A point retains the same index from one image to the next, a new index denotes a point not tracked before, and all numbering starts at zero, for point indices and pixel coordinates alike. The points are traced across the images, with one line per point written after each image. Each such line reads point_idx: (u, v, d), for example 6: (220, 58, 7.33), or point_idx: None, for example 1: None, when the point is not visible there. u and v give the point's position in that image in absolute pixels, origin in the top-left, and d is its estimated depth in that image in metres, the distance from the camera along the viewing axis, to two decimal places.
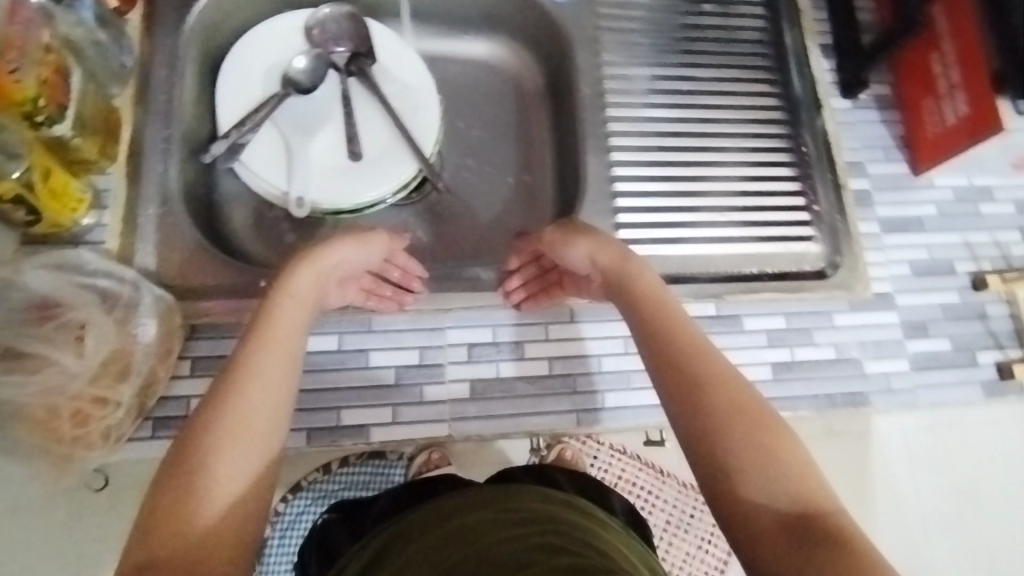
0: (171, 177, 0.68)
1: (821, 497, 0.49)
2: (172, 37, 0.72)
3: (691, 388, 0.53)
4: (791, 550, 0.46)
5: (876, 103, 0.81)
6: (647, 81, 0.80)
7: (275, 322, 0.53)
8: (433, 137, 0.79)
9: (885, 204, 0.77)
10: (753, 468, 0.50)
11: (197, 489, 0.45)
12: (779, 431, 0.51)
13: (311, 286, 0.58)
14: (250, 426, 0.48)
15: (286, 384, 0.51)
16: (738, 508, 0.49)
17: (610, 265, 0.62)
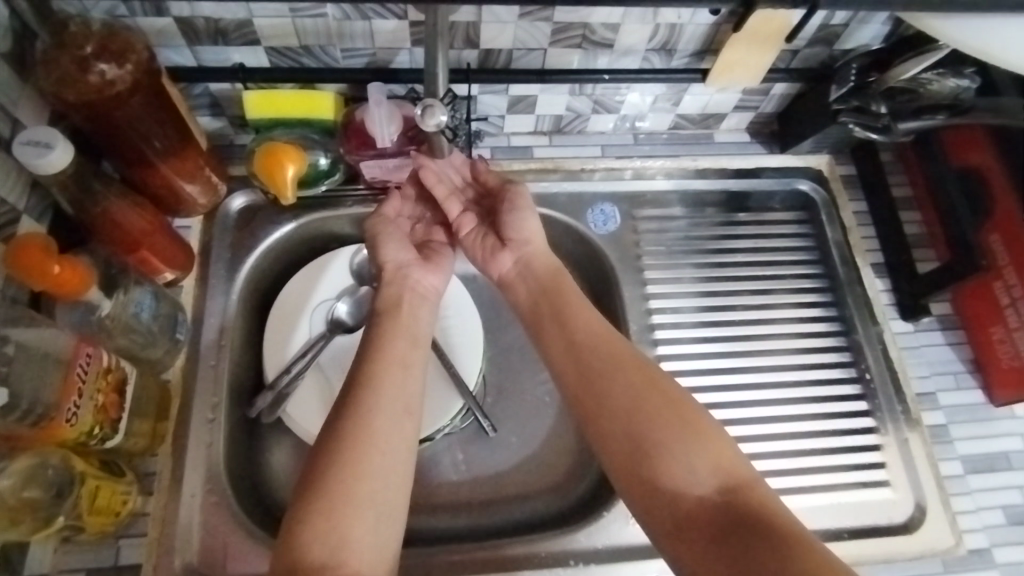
0: (217, 450, 0.66)
1: (739, 471, 0.52)
2: (220, 297, 0.72)
3: (609, 394, 0.57)
4: (715, 533, 0.49)
5: (941, 322, 0.77)
6: (694, 311, 0.78)
7: (392, 336, 0.60)
8: (477, 369, 0.76)
9: (964, 442, 0.71)
10: (668, 450, 0.53)
11: (354, 475, 0.51)
12: (694, 413, 0.55)
13: (404, 294, 0.64)
14: (384, 423, 0.54)
15: (410, 396, 0.56)
16: (660, 496, 0.52)
17: (540, 271, 0.66)
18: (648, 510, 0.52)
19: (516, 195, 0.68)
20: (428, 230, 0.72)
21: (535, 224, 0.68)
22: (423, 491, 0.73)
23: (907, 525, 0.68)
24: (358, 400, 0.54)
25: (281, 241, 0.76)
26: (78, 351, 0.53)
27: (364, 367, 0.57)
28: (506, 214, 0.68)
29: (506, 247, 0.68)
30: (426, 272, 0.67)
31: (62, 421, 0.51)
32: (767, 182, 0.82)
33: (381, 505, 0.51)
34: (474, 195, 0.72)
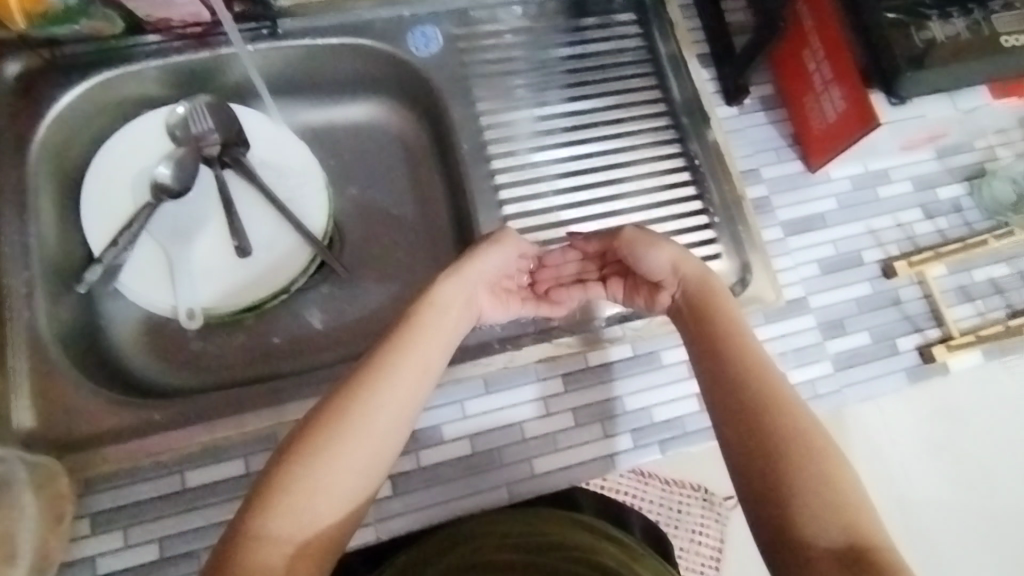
0: (40, 319, 0.64)
1: (873, 533, 0.48)
2: (14, 170, 0.67)
3: (751, 370, 0.55)
4: (844, 573, 0.46)
5: (762, 103, 0.80)
6: (530, 124, 0.78)
7: (419, 339, 0.55)
8: (323, 217, 0.75)
9: (783, 209, 0.76)
10: (805, 487, 0.50)
11: (330, 478, 0.49)
12: (838, 466, 0.51)
13: (456, 301, 0.59)
14: (371, 436, 0.51)
15: (400, 426, 0.52)
16: (792, 524, 0.49)
17: (692, 296, 0.61)
18: (769, 525, 0.50)
19: (638, 231, 0.63)
20: (528, 289, 0.68)
21: (671, 255, 0.62)
22: (284, 336, 0.74)
23: (733, 287, 0.74)
24: (357, 411, 0.51)
25: (79, 104, 0.71)
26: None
27: (371, 363, 0.53)
28: (629, 258, 0.64)
29: (659, 287, 0.64)
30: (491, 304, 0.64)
31: None
32: None
33: (339, 517, 0.49)
34: (595, 263, 0.68)
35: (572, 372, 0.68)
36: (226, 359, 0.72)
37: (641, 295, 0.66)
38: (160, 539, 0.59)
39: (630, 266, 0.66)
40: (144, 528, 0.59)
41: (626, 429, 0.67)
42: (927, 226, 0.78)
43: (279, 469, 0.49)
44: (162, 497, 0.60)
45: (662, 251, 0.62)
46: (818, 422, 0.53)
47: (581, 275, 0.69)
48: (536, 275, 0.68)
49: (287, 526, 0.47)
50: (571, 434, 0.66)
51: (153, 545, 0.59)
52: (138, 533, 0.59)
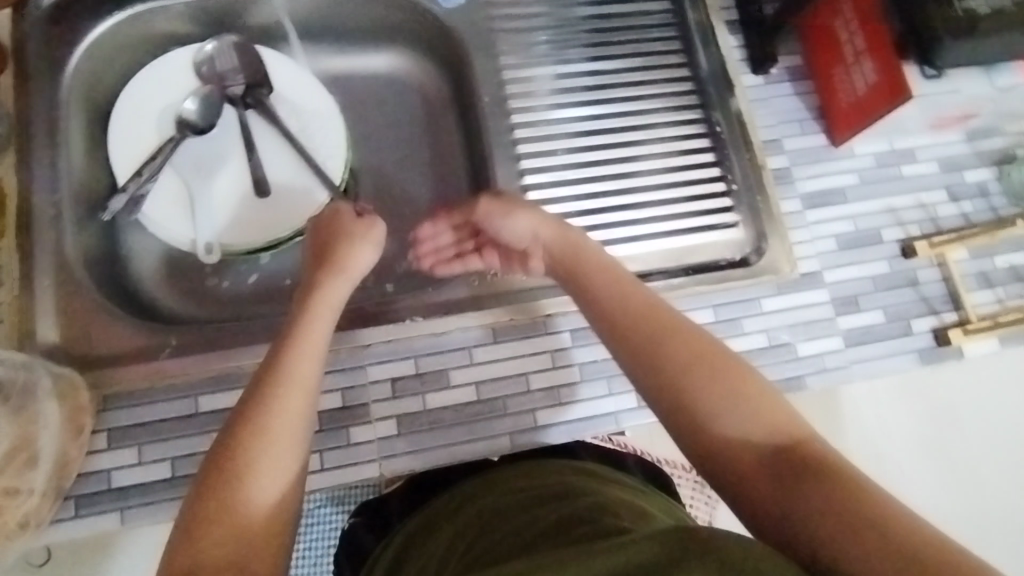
0: (66, 243, 0.66)
1: (793, 424, 0.49)
2: (47, 95, 0.68)
3: (649, 314, 0.55)
4: (781, 472, 0.46)
5: (789, 74, 0.79)
6: (551, 80, 0.77)
7: (312, 308, 0.56)
8: (341, 163, 0.76)
9: (804, 182, 0.75)
10: (729, 424, 0.49)
11: (251, 469, 0.47)
12: (744, 378, 0.51)
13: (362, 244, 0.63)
14: (286, 419, 0.49)
15: (309, 388, 0.51)
16: (721, 451, 0.49)
17: (560, 251, 0.61)
18: (706, 464, 0.50)
19: (496, 200, 0.63)
20: (454, 253, 0.69)
21: (530, 218, 0.62)
22: (301, 276, 0.76)
23: (747, 258, 0.74)
24: (271, 388, 0.50)
25: (109, 35, 0.72)
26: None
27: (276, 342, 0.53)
28: (494, 226, 0.64)
29: (528, 255, 0.64)
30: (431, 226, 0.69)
31: None
32: None
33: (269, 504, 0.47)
34: (467, 234, 0.68)
35: (581, 329, 0.68)
36: (243, 294, 0.74)
37: (518, 265, 0.66)
38: (173, 460, 0.61)
39: (490, 236, 0.66)
40: (156, 448, 0.61)
41: (630, 389, 0.68)
42: (950, 208, 0.77)
43: (218, 449, 0.48)
44: (176, 419, 0.62)
45: (522, 210, 0.62)
46: (711, 337, 0.53)
47: (459, 247, 0.69)
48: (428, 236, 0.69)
49: (264, 452, 0.48)
50: (575, 390, 0.67)
51: (166, 464, 0.61)
52: (150, 452, 0.61)
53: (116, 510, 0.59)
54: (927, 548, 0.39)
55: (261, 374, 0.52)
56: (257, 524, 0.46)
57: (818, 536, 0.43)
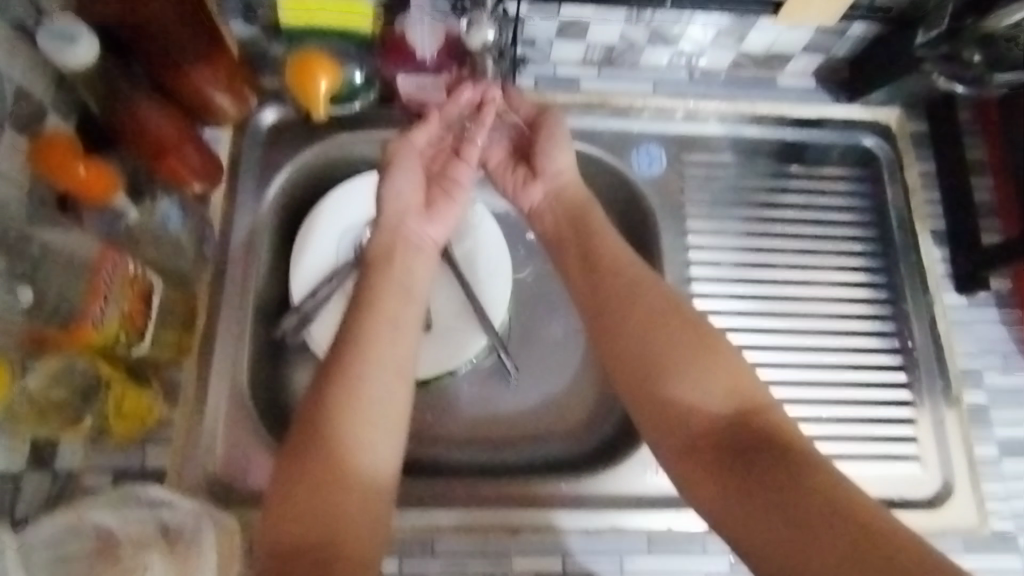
0: (243, 368, 0.67)
1: (753, 395, 0.52)
2: (250, 216, 0.71)
3: (637, 285, 0.58)
4: (720, 434, 0.50)
5: (997, 299, 0.72)
6: (734, 266, 0.75)
7: (389, 270, 0.61)
8: (503, 306, 0.76)
9: (1006, 426, 0.68)
10: (682, 372, 0.53)
11: (351, 433, 0.51)
12: (710, 341, 0.54)
13: (397, 244, 0.63)
14: (373, 392, 0.53)
15: (401, 377, 0.55)
16: (672, 417, 0.52)
17: (571, 199, 0.67)
18: (660, 435, 0.52)
19: (551, 127, 0.68)
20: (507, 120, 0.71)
21: (569, 158, 0.68)
22: (446, 420, 0.74)
23: (931, 500, 0.67)
24: (346, 350, 0.55)
25: (315, 161, 0.75)
26: (96, 281, 0.51)
27: (363, 302, 0.58)
28: (541, 147, 0.68)
29: (535, 181, 0.69)
30: (426, 220, 0.65)
31: (87, 324, 0.50)
32: (827, 134, 0.77)
33: (376, 465, 0.52)
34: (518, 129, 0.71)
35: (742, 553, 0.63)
36: None
37: (516, 189, 0.70)
38: None
39: (534, 162, 0.69)
40: None
41: None
42: None
43: (303, 422, 0.52)
44: None
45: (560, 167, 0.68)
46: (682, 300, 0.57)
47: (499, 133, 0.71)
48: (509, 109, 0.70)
49: (370, 424, 0.52)
50: None
51: None
52: None
53: None
54: (861, 527, 0.43)
55: (312, 412, 0.52)
56: (369, 486, 0.51)
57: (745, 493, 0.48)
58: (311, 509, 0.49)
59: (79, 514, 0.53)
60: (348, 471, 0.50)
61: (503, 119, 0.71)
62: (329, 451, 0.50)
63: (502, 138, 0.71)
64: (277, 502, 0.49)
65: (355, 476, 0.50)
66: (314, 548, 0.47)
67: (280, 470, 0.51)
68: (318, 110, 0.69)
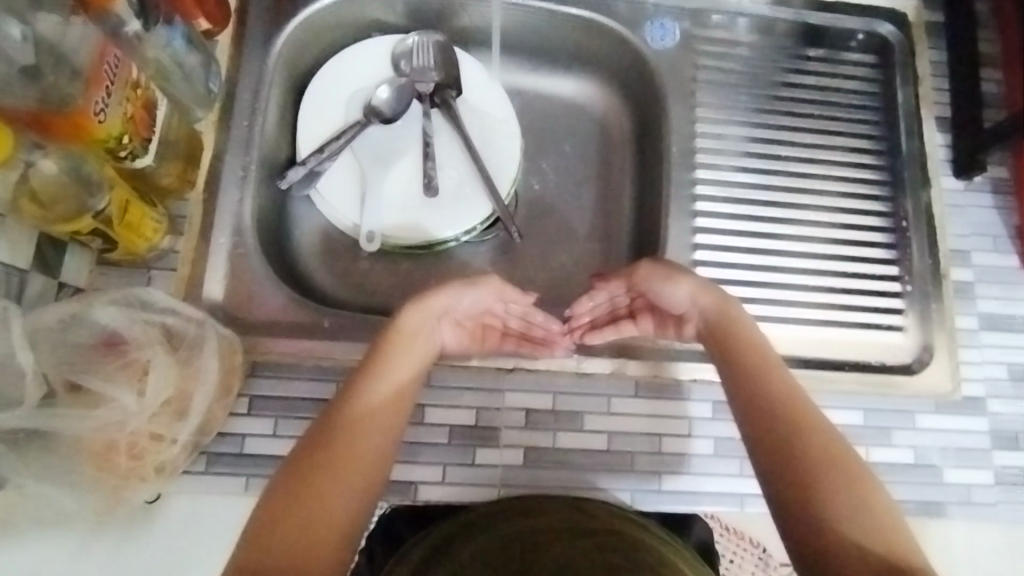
0: (246, 207, 0.67)
1: (911, 555, 0.49)
2: (258, 62, 0.71)
3: (788, 404, 0.56)
4: (850, 546, 0.49)
5: (991, 185, 0.74)
6: (742, 143, 0.75)
7: (396, 359, 0.57)
8: (512, 179, 0.75)
9: (989, 301, 0.71)
10: (820, 482, 0.52)
11: (323, 504, 0.49)
12: (858, 477, 0.52)
13: (417, 335, 0.59)
14: (365, 452, 0.52)
15: (378, 453, 0.52)
16: (825, 538, 0.50)
17: (715, 317, 0.62)
18: (789, 494, 0.52)
19: (660, 264, 0.63)
20: (636, 301, 0.66)
21: (692, 286, 0.63)
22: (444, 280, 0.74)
23: (910, 366, 0.70)
24: (346, 421, 0.53)
25: (325, 14, 0.74)
26: (99, 64, 0.51)
27: (364, 365, 0.56)
28: (652, 292, 0.64)
29: (684, 320, 0.65)
30: (451, 332, 0.63)
31: (89, 112, 0.50)
32: (846, 20, 0.77)
33: (350, 503, 0.50)
34: (641, 300, 0.66)
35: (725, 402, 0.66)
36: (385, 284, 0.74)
37: (671, 329, 0.66)
38: None
39: (652, 303, 0.65)
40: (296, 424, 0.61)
41: None
42: None
43: (297, 464, 0.51)
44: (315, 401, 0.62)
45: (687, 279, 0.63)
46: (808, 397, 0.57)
47: (614, 309, 0.67)
48: (621, 288, 0.65)
49: (350, 472, 0.51)
50: (707, 463, 0.64)
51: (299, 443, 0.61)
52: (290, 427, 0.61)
53: (240, 475, 0.60)
54: None
55: (304, 471, 0.50)
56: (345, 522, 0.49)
57: None
58: (290, 542, 0.47)
59: (81, 310, 0.54)
60: (321, 512, 0.49)
61: (603, 294, 0.66)
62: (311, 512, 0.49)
63: (605, 303, 0.66)
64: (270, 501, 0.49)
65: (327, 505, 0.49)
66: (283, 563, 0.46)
67: (285, 474, 0.51)
68: None
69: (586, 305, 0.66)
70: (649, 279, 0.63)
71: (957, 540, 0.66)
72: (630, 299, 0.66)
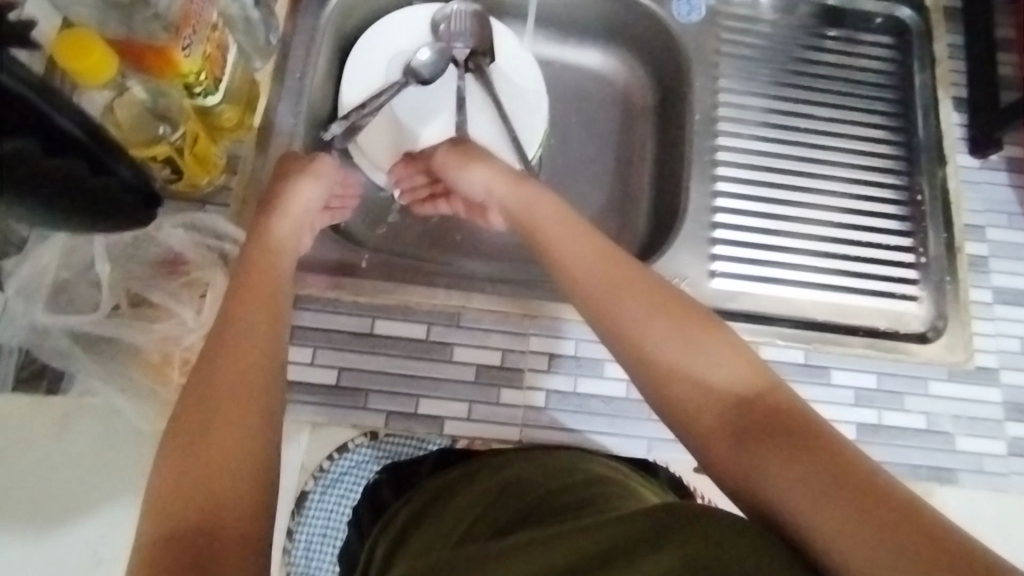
0: (294, 152, 0.72)
1: (758, 380, 0.49)
2: (311, 23, 0.76)
3: (621, 282, 0.55)
4: (744, 431, 0.47)
5: (1007, 164, 0.76)
6: (761, 116, 0.78)
7: (265, 251, 0.57)
8: (537, 142, 0.80)
9: (1003, 276, 0.73)
10: (689, 373, 0.50)
11: (221, 414, 0.46)
12: (701, 348, 0.51)
13: (278, 244, 0.58)
14: (251, 348, 0.50)
15: (258, 338, 0.50)
16: (690, 413, 0.49)
17: (516, 204, 0.63)
18: (669, 399, 0.50)
19: (455, 152, 0.67)
20: (437, 183, 0.73)
21: (504, 168, 0.66)
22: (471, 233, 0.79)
23: (923, 334, 0.72)
24: (224, 318, 0.51)
25: None
26: (189, 3, 0.55)
27: (245, 277, 0.54)
28: (451, 174, 0.68)
29: (492, 207, 0.70)
30: (313, 226, 0.65)
31: (178, 45, 0.55)
32: (866, 2, 0.80)
33: (268, 402, 0.48)
34: (434, 185, 0.73)
35: None
36: (418, 236, 0.79)
37: (478, 216, 0.73)
38: (340, 369, 0.65)
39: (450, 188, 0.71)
40: (333, 354, 0.65)
41: None
42: None
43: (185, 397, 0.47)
44: (351, 334, 0.66)
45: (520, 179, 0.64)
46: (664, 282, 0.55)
47: (428, 189, 0.74)
48: (433, 176, 0.72)
49: (233, 362, 0.49)
50: None
51: (333, 371, 0.65)
52: (327, 357, 0.65)
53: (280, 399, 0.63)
54: (894, 506, 0.40)
55: (188, 402, 0.47)
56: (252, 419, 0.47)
57: (773, 486, 0.44)
58: (200, 466, 0.44)
59: (150, 231, 0.59)
60: (230, 415, 0.46)
61: (410, 176, 0.73)
62: (204, 423, 0.46)
63: (410, 185, 0.73)
64: (170, 444, 0.45)
65: (232, 412, 0.46)
66: (198, 475, 0.44)
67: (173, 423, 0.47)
68: None
69: (404, 181, 0.73)
70: (440, 161, 0.68)
71: (967, 508, 0.67)
72: (433, 185, 0.73)
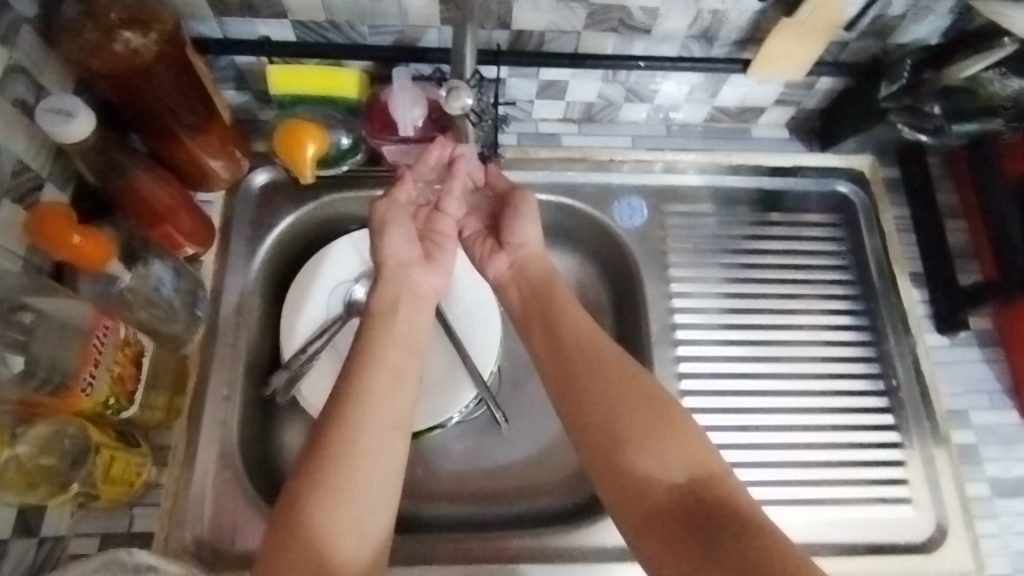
0: (231, 425, 0.66)
1: (709, 464, 0.53)
2: (240, 276, 0.72)
3: (608, 386, 0.57)
4: (683, 512, 0.51)
5: (979, 338, 0.73)
6: (719, 312, 0.76)
7: (380, 346, 0.58)
8: (494, 358, 0.75)
9: (996, 465, 0.69)
10: (642, 447, 0.54)
11: (322, 515, 0.50)
12: (657, 409, 0.55)
13: (403, 296, 0.63)
14: (371, 451, 0.53)
15: (393, 429, 0.54)
16: (636, 487, 0.53)
17: (535, 274, 0.67)
18: (613, 462, 0.55)
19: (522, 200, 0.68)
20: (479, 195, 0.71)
21: (537, 232, 0.68)
22: (433, 471, 0.74)
23: (925, 544, 0.67)
24: (339, 424, 0.53)
25: (307, 221, 0.76)
26: (89, 341, 0.52)
27: (358, 371, 0.56)
28: (508, 218, 0.68)
29: (501, 250, 0.69)
30: (427, 270, 0.66)
31: (77, 391, 0.51)
32: (804, 182, 0.80)
33: (357, 505, 0.51)
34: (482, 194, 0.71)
35: None
36: None
37: (483, 253, 0.70)
38: None
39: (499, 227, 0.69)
40: None
41: None
42: None
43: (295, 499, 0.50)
44: None
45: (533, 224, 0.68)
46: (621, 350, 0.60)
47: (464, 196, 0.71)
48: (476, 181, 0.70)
49: (342, 485, 0.51)
50: None
51: None
52: None
53: None
54: None
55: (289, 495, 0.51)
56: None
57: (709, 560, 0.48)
58: None
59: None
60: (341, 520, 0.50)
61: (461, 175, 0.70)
62: (309, 520, 0.49)
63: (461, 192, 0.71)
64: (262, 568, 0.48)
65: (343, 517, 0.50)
66: None
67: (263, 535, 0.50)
68: (304, 173, 0.69)
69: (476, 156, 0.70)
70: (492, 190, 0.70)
71: None
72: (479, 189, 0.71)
